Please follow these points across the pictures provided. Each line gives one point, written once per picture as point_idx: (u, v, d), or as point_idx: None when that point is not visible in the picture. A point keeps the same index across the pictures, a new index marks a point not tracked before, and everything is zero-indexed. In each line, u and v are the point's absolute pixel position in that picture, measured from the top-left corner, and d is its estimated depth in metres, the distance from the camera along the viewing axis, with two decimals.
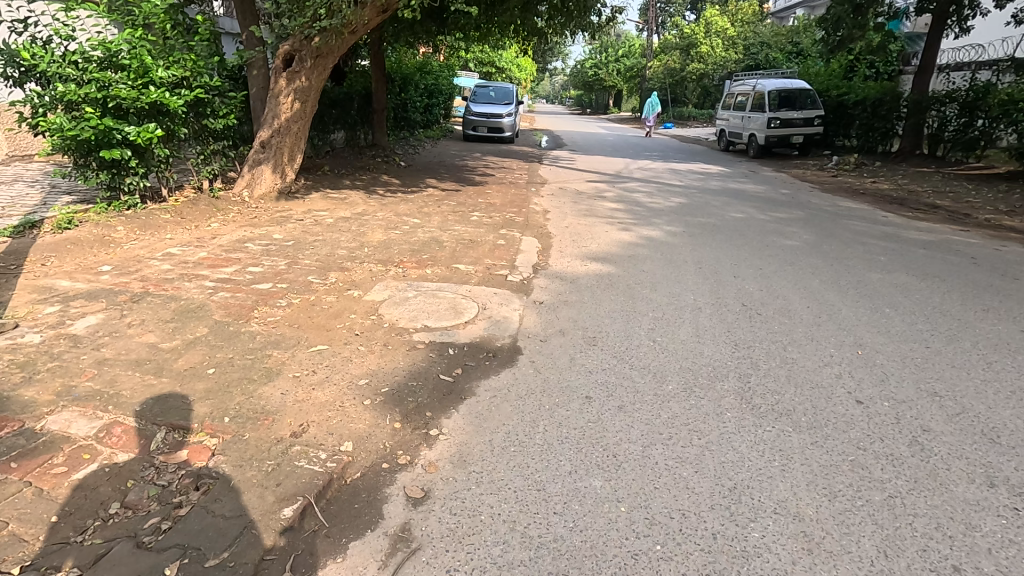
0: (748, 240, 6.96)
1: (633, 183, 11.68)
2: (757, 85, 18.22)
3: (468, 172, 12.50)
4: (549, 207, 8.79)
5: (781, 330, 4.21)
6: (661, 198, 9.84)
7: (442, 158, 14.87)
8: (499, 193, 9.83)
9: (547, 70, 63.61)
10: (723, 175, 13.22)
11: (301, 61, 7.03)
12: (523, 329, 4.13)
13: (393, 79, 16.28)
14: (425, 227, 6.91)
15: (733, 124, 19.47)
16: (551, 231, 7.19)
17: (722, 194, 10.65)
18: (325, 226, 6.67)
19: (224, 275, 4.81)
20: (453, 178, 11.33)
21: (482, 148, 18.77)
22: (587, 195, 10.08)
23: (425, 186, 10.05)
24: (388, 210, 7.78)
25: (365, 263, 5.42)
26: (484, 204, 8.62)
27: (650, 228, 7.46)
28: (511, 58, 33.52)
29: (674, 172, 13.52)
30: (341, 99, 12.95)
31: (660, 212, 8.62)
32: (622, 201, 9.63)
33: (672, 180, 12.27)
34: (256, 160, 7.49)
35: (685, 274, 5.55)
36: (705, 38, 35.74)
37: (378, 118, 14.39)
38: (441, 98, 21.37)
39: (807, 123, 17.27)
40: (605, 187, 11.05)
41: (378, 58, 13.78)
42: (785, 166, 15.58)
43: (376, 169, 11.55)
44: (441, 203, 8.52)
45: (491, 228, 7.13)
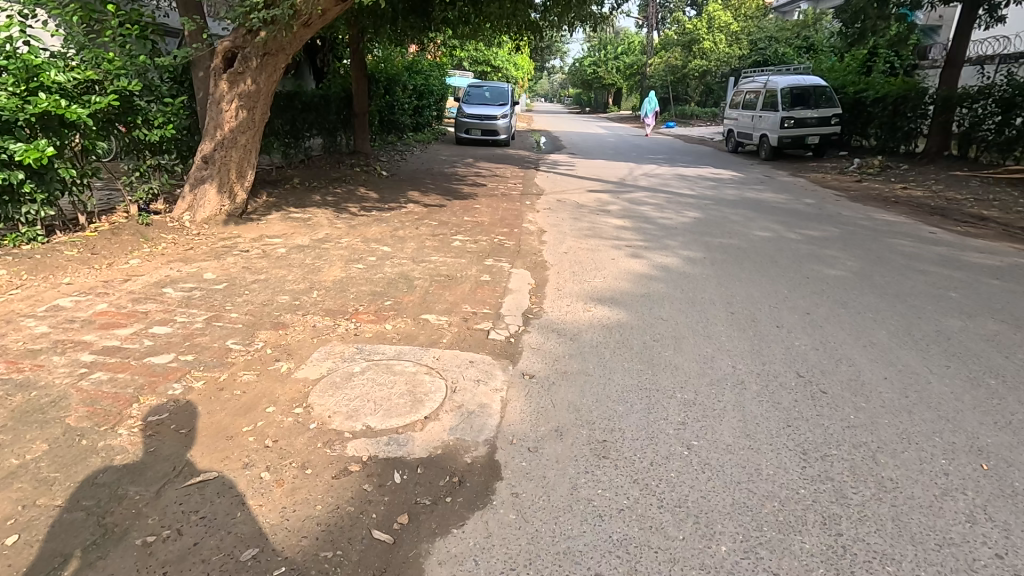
0: (784, 269, 5.79)
1: (639, 193, 10.53)
2: (769, 82, 17.00)
3: (457, 181, 11.34)
4: (545, 226, 7.64)
5: (863, 423, 3.04)
6: (672, 212, 8.67)
7: (430, 165, 13.73)
8: (489, 208, 8.66)
9: (545, 68, 62.37)
10: (738, 182, 12.05)
11: (245, 61, 5.86)
12: (504, 428, 2.97)
13: (378, 80, 15.12)
14: (395, 258, 5.76)
15: (742, 124, 18.27)
16: (546, 260, 6.03)
17: (740, 204, 9.48)
18: (273, 259, 5.53)
19: (114, 340, 3.68)
20: (438, 190, 10.18)
21: (475, 152, 17.64)
22: (588, 209, 8.91)
23: (405, 201, 8.90)
24: (356, 235, 6.63)
25: (309, 315, 4.28)
26: (469, 224, 7.47)
27: (664, 254, 6.29)
28: (506, 56, 32.35)
29: (683, 179, 12.36)
30: (317, 102, 11.80)
31: (674, 231, 7.46)
32: (629, 215, 8.48)
33: (682, 188, 11.10)
34: (199, 177, 6.33)
35: (714, 322, 4.39)
36: (708, 33, 34.54)
37: (360, 122, 13.23)
38: (432, 99, 20.20)
39: (823, 123, 16.09)
40: (608, 198, 9.87)
41: (357, 56, 12.61)
42: (801, 170, 14.42)
43: (353, 180, 10.38)
44: (420, 223, 7.37)
45: (475, 257, 5.97)
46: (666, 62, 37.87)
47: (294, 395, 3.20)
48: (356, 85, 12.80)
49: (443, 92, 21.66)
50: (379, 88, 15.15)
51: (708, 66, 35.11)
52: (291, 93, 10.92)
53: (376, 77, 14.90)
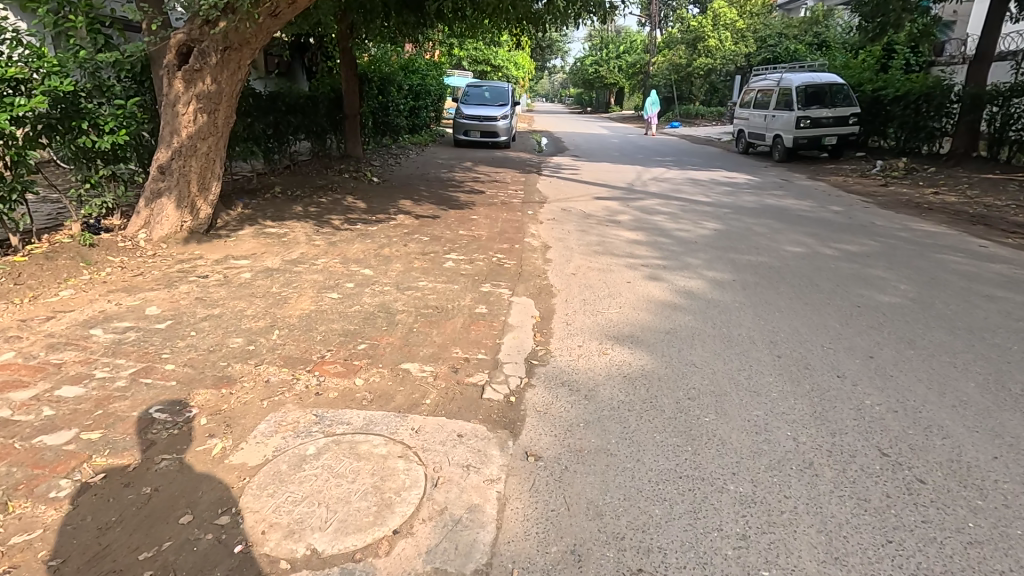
0: (829, 294, 4.98)
1: (650, 200, 9.72)
2: (783, 81, 16.17)
3: (453, 188, 10.56)
4: (549, 241, 6.84)
5: (990, 537, 2.25)
6: (689, 223, 7.85)
7: (426, 169, 12.96)
8: (487, 219, 7.86)
9: (547, 68, 61.54)
10: (754, 187, 11.23)
11: (202, 56, 5.06)
12: (501, 549, 2.17)
13: (371, 80, 14.35)
14: (376, 284, 4.96)
15: (754, 124, 17.45)
16: (552, 285, 5.23)
17: (762, 213, 8.66)
18: (233, 288, 4.74)
19: (4, 409, 2.90)
20: (432, 198, 9.38)
21: (474, 155, 16.87)
22: (596, 220, 8.10)
23: (395, 212, 8.11)
24: (335, 255, 5.84)
25: (262, 367, 3.48)
26: (464, 240, 6.68)
27: (686, 277, 5.49)
28: (507, 56, 31.56)
29: (696, 183, 11.55)
30: (304, 104, 11.02)
31: (694, 246, 6.66)
32: (641, 227, 7.69)
33: (695, 194, 10.30)
34: (154, 189, 5.54)
35: (759, 372, 3.59)
36: (713, 31, 33.72)
37: (351, 125, 12.44)
38: (429, 99, 19.41)
39: (840, 123, 15.23)
40: (617, 207, 9.06)
41: (348, 54, 11.83)
42: (819, 172, 13.60)
43: (340, 187, 9.60)
44: (410, 239, 6.58)
45: (470, 281, 5.18)
46: (670, 60, 37.06)
47: (222, 495, 2.41)
48: (346, 85, 12.02)
49: (441, 92, 20.88)
50: (372, 88, 14.38)
51: (713, 64, 34.30)
52: (275, 94, 10.14)
53: (369, 77, 14.13)
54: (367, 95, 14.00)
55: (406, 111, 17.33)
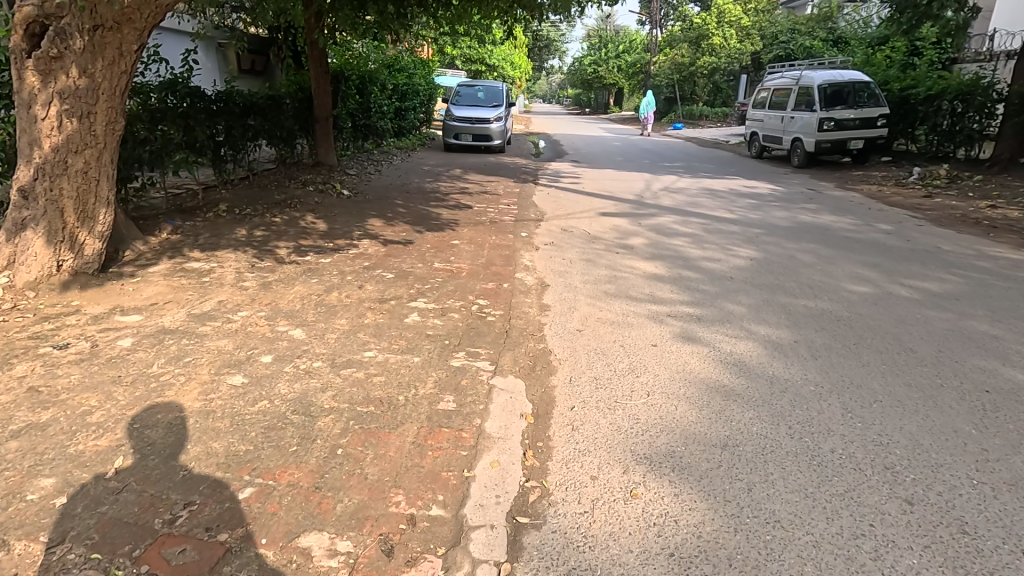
0: (936, 368, 3.58)
1: (664, 216, 8.32)
2: (802, 79, 14.80)
3: (436, 202, 9.15)
4: (546, 278, 5.42)
5: None
6: (717, 249, 6.43)
7: (409, 178, 11.57)
8: (471, 245, 6.44)
9: (544, 68, 60.20)
10: (781, 198, 9.84)
11: (62, 37, 3.66)
12: None
13: (349, 78, 12.94)
14: (303, 359, 3.53)
15: (769, 126, 16.06)
16: (551, 353, 3.81)
17: (800, 234, 7.24)
18: (94, 367, 3.31)
19: None
20: (408, 216, 7.95)
21: (465, 161, 15.48)
22: (602, 245, 6.68)
23: (359, 236, 6.69)
24: (263, 305, 4.40)
25: (59, 550, 2.04)
26: (439, 277, 5.26)
27: (731, 338, 4.09)
28: (502, 54, 30.21)
29: (714, 194, 10.16)
30: (264, 105, 9.63)
31: (731, 283, 5.25)
32: (659, 254, 6.29)
33: (716, 209, 8.88)
34: (18, 220, 4.14)
35: (892, 546, 2.18)
36: (717, 28, 32.41)
37: (323, 129, 11.06)
38: (417, 100, 18.03)
39: (865, 125, 13.73)
40: (627, 227, 7.64)
41: (317, 49, 10.45)
42: (847, 181, 12.23)
43: (301, 203, 8.18)
44: (369, 277, 5.16)
45: (437, 349, 3.75)
46: (672, 59, 35.72)
47: None
48: (316, 84, 10.64)
49: (431, 92, 19.50)
50: (350, 88, 12.98)
51: (717, 63, 32.98)
52: (227, 94, 8.73)
53: (346, 75, 12.73)
54: (344, 95, 12.62)
55: (390, 112, 15.95)
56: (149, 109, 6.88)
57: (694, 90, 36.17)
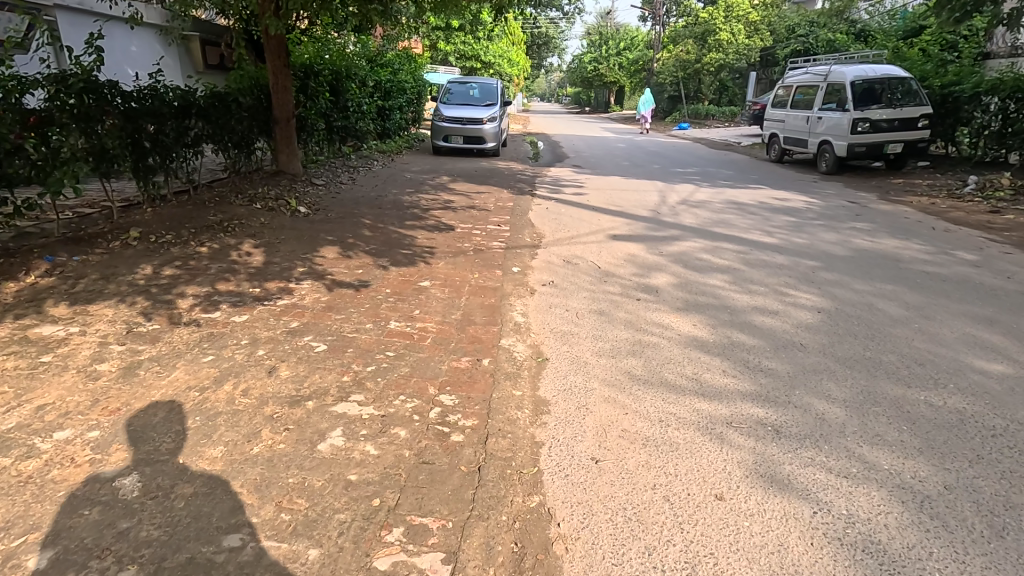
0: None
1: (689, 240, 6.76)
2: (831, 75, 13.24)
3: (410, 221, 7.58)
4: (542, 348, 3.86)
5: None
6: (767, 295, 4.88)
7: (386, 189, 10.01)
8: (444, 290, 4.87)
9: (543, 67, 58.63)
10: (823, 215, 8.28)
11: None
12: None
13: (319, 71, 11.36)
14: (106, 560, 1.97)
15: (791, 127, 14.51)
16: (551, 525, 2.27)
17: (867, 269, 5.69)
18: None
19: None
20: (371, 242, 6.38)
21: (455, 166, 13.93)
22: (616, 287, 5.13)
23: (299, 276, 5.12)
24: (104, 413, 2.85)
25: None
26: (390, 349, 3.69)
27: (837, 479, 2.55)
28: (499, 50, 28.76)
29: (741, 210, 8.60)
30: (207, 104, 8.05)
31: (805, 358, 3.71)
32: (695, 303, 4.73)
33: (750, 230, 7.31)
34: None
35: None
36: (725, 23, 30.82)
37: (283, 132, 9.47)
38: (403, 98, 16.47)
39: (904, 127, 12.18)
40: (644, 258, 6.08)
41: (274, 38, 8.81)
42: (889, 191, 10.68)
43: (241, 226, 6.61)
44: (288, 352, 3.59)
45: (357, 522, 2.20)
46: (676, 56, 34.16)
47: None
48: (273, 79, 9.03)
49: (419, 90, 17.95)
50: (322, 83, 11.43)
51: (725, 60, 31.42)
52: (155, 90, 7.18)
53: (315, 69, 11.16)
54: (313, 92, 11.04)
55: (372, 111, 14.38)
56: (28, 111, 5.35)
57: (700, 88, 34.63)
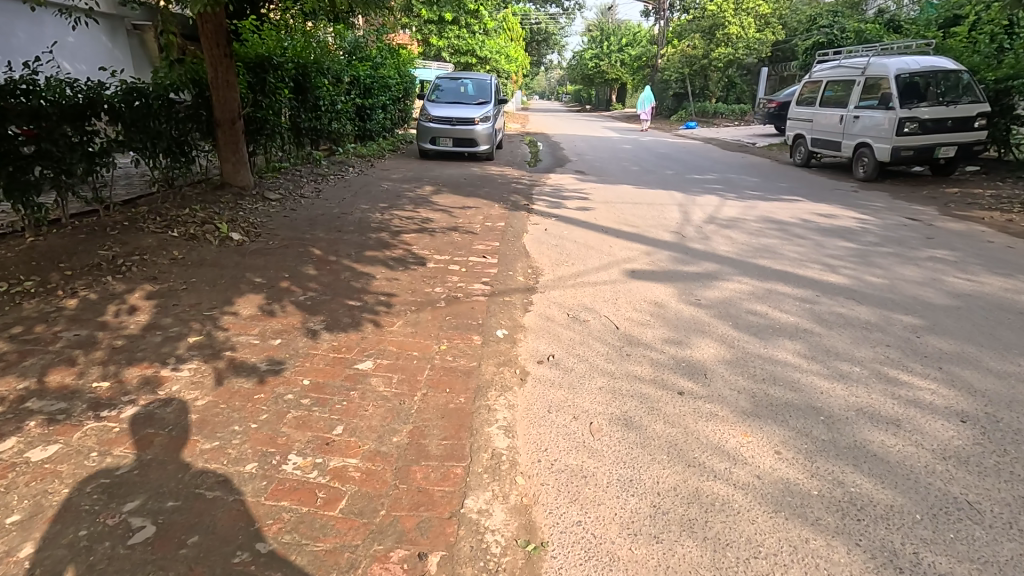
0: None
1: (730, 281, 5.16)
2: (870, 68, 11.62)
3: (372, 251, 5.98)
4: (534, 520, 2.27)
5: None
6: (870, 387, 3.30)
7: (355, 203, 8.43)
8: (389, 380, 3.27)
9: (542, 64, 56.94)
10: (887, 240, 6.66)
11: None
12: None
13: (281, 64, 9.78)
14: None
15: (822, 127, 12.89)
16: None
17: (989, 329, 4.09)
18: None
19: None
20: (309, 288, 4.77)
21: (442, 172, 12.35)
22: (643, 369, 3.54)
23: (183, 353, 3.51)
24: None
25: None
26: (265, 536, 2.10)
27: None
28: (495, 45, 27.20)
29: (784, 231, 6.99)
30: (120, 103, 6.44)
31: (995, 546, 2.12)
32: (766, 403, 3.14)
33: (805, 263, 5.70)
34: None
35: None
36: (734, 16, 29.18)
37: (228, 136, 7.85)
38: (386, 95, 14.88)
39: (957, 127, 10.58)
40: (676, 310, 4.48)
41: (212, 22, 7.22)
42: (948, 203, 9.08)
43: (141, 263, 5.01)
44: (77, 551, 1.99)
45: None
46: (682, 52, 32.50)
47: None
48: (212, 72, 7.42)
49: (405, 87, 16.34)
50: (285, 79, 9.85)
51: (733, 55, 29.79)
52: (41, 85, 5.59)
53: (275, 61, 9.56)
54: (272, 88, 9.45)
55: (349, 110, 12.80)
56: None
57: (706, 85, 33.00)
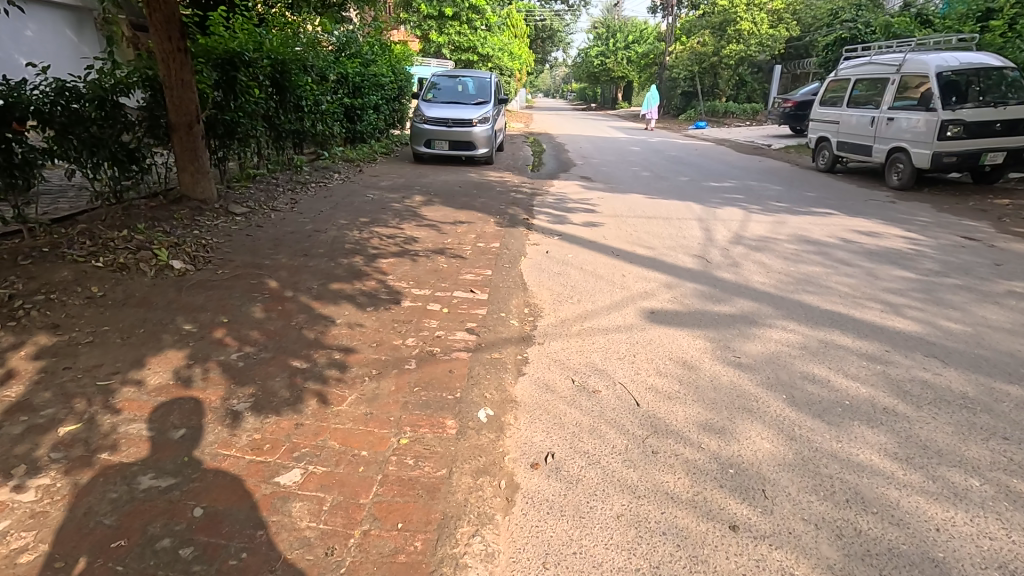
0: None
1: (773, 328, 4.17)
2: (906, 65, 10.57)
3: (339, 282, 5.01)
4: None
5: None
6: (1004, 519, 2.32)
7: (333, 218, 7.47)
8: (317, 507, 2.31)
9: (546, 61, 55.78)
10: (949, 267, 5.66)
11: None
12: None
13: (256, 62, 8.82)
14: None
15: (849, 129, 11.84)
16: None
17: None
18: None
19: None
20: (249, 340, 3.81)
21: (436, 178, 11.38)
22: (678, 481, 2.56)
23: (43, 455, 2.55)
24: None
25: None
26: None
27: None
28: (497, 42, 26.21)
29: (825, 256, 5.98)
30: (46, 105, 5.50)
31: None
32: (865, 551, 2.16)
33: (860, 301, 4.71)
34: None
35: None
36: (746, 11, 28.04)
37: (185, 143, 6.85)
38: (378, 94, 13.90)
39: (1006, 131, 9.58)
40: (712, 375, 3.49)
41: (161, 11, 6.25)
42: (1003, 217, 8.05)
43: (45, 305, 4.05)
44: None
45: None
46: (691, 49, 31.37)
47: None
48: (164, 69, 6.45)
49: (399, 85, 15.36)
50: (260, 77, 8.88)
51: (745, 52, 28.67)
52: None
53: (248, 57, 8.58)
54: (245, 88, 8.49)
55: (335, 111, 11.84)
56: None
57: (716, 83, 31.86)
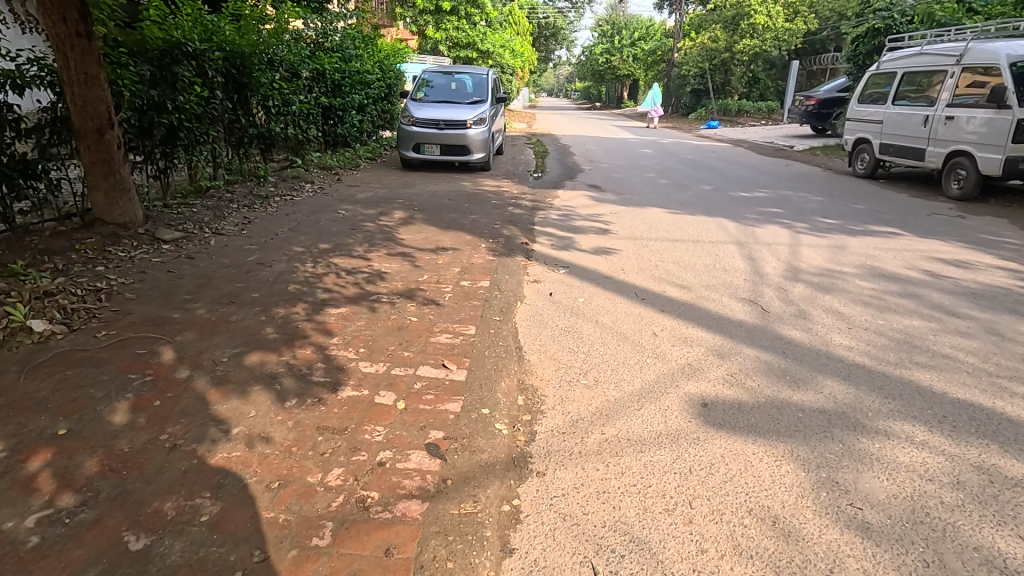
0: None
1: (894, 443, 2.75)
2: (970, 55, 9.12)
3: (259, 351, 3.60)
4: None
5: None
6: None
7: (285, 244, 6.06)
8: None
9: (550, 59, 54.31)
10: None
11: None
12: None
13: (204, 53, 7.42)
14: None
15: (896, 130, 10.39)
16: None
17: None
18: None
19: None
20: (79, 476, 2.41)
21: (424, 187, 9.98)
22: None
23: None
24: None
25: None
26: None
27: None
28: (499, 39, 24.86)
29: (917, 300, 4.54)
30: None
31: None
32: None
33: (1004, 384, 3.26)
34: None
35: None
36: (761, 4, 26.53)
37: (94, 154, 5.40)
38: (363, 93, 12.49)
39: None
40: (831, 561, 2.08)
41: None
42: None
43: None
44: None
45: None
46: (701, 44, 29.87)
47: None
48: (60, 59, 5.01)
49: (388, 82, 13.97)
50: (209, 72, 7.48)
51: (760, 47, 27.16)
52: None
53: (193, 48, 7.19)
54: (189, 84, 7.08)
55: (311, 112, 10.44)
56: None
57: (728, 80, 30.33)
